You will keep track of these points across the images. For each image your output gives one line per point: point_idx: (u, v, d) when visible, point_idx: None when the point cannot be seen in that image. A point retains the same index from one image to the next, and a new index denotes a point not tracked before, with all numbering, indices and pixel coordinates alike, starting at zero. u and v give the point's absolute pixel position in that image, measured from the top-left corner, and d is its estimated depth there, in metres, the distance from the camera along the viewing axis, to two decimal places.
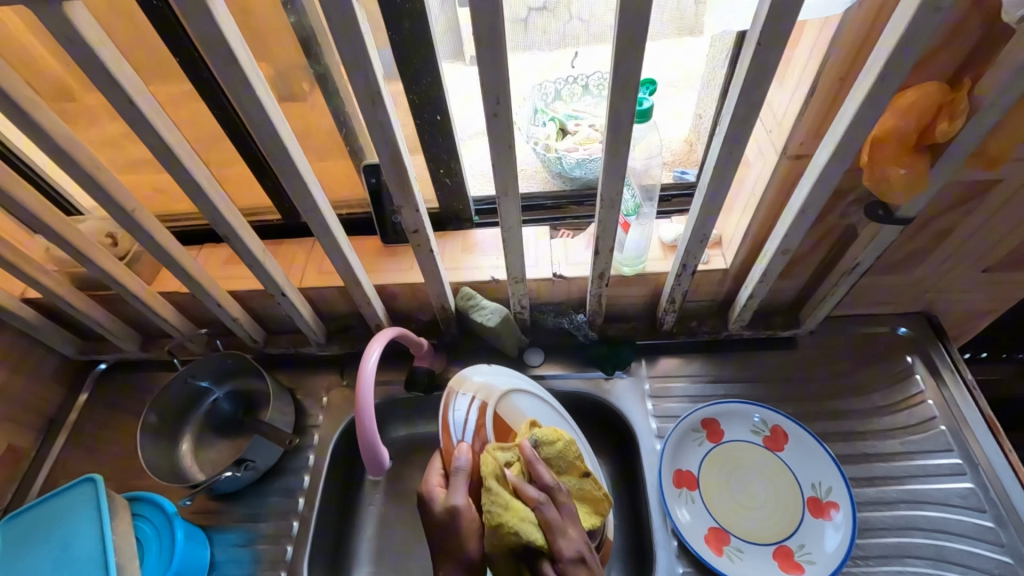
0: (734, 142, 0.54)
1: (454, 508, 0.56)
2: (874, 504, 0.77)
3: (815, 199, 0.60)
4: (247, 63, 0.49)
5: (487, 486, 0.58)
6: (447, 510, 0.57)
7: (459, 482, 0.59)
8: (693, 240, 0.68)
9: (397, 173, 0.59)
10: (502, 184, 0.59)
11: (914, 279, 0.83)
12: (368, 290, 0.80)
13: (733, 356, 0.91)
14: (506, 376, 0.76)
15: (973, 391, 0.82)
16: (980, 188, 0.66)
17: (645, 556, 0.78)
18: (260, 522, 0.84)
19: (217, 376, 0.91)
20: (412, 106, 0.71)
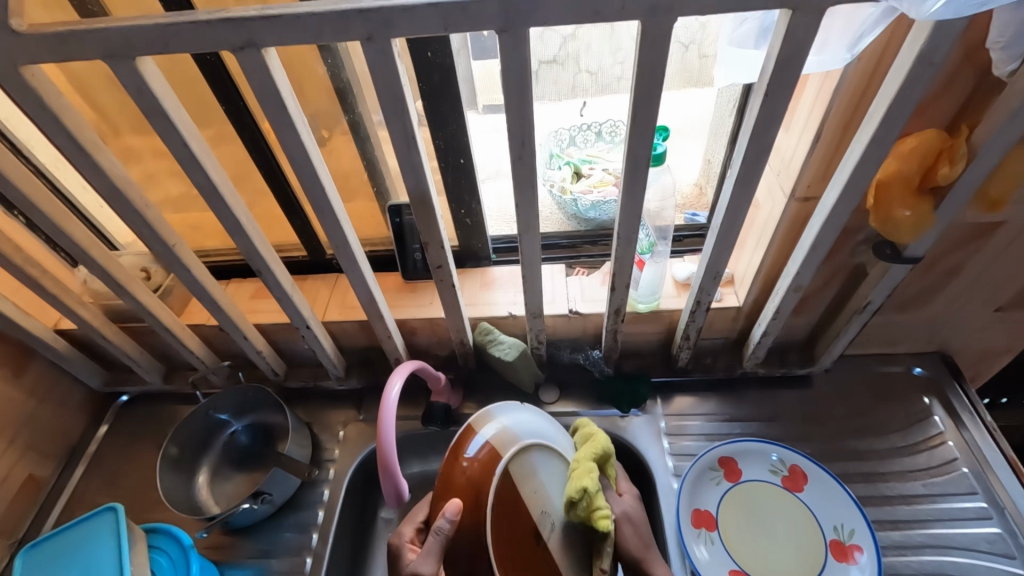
0: (746, 183, 0.57)
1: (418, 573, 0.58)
2: (899, 549, 0.75)
3: (824, 239, 0.63)
4: (295, 109, 0.53)
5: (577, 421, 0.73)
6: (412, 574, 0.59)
7: (431, 547, 0.59)
8: (706, 277, 0.70)
9: (425, 212, 0.63)
10: (525, 221, 0.62)
11: (927, 318, 0.84)
12: (390, 323, 0.82)
13: (748, 394, 0.91)
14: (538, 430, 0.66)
15: (993, 432, 0.81)
16: (985, 229, 0.68)
17: None
18: (273, 557, 0.84)
19: (237, 409, 0.93)
20: (438, 150, 0.75)
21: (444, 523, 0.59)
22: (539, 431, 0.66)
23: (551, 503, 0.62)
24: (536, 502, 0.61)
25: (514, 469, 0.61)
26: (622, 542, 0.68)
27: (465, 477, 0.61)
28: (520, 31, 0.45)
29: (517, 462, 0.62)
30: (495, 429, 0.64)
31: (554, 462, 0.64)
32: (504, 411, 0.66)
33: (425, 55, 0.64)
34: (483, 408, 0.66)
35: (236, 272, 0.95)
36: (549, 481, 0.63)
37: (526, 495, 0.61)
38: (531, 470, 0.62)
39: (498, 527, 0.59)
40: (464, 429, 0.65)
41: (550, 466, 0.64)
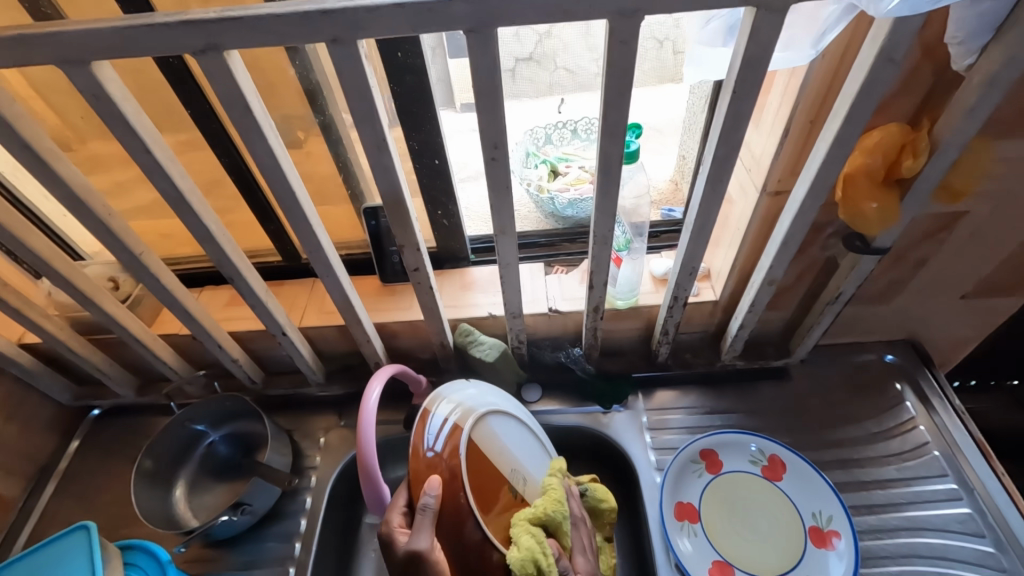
0: (717, 180, 0.58)
1: (417, 551, 0.56)
2: (875, 532, 0.77)
3: (796, 232, 0.64)
4: (261, 113, 0.52)
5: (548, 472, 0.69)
6: (409, 554, 0.57)
7: (421, 524, 0.58)
8: (683, 273, 0.71)
9: (400, 215, 0.62)
10: (501, 222, 0.62)
11: (897, 307, 0.86)
12: (369, 327, 0.81)
13: (727, 387, 0.92)
14: (485, 399, 0.70)
15: (962, 416, 0.84)
16: (950, 219, 0.70)
17: None
18: (256, 569, 0.82)
19: (214, 419, 0.91)
20: (412, 152, 0.75)
21: (428, 498, 0.60)
22: (488, 401, 0.70)
23: (518, 462, 0.68)
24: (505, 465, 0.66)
25: (476, 436, 0.66)
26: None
27: (434, 459, 0.63)
28: (488, 32, 0.45)
29: (477, 431, 0.66)
30: (449, 407, 0.67)
31: (509, 425, 0.70)
32: (452, 391, 0.70)
33: (396, 56, 0.64)
34: (433, 392, 0.69)
35: (209, 280, 0.93)
36: (509, 445, 0.68)
37: (495, 460, 0.66)
38: (492, 436, 0.67)
39: (477, 495, 0.62)
40: (421, 416, 0.67)
41: (506, 430, 0.69)
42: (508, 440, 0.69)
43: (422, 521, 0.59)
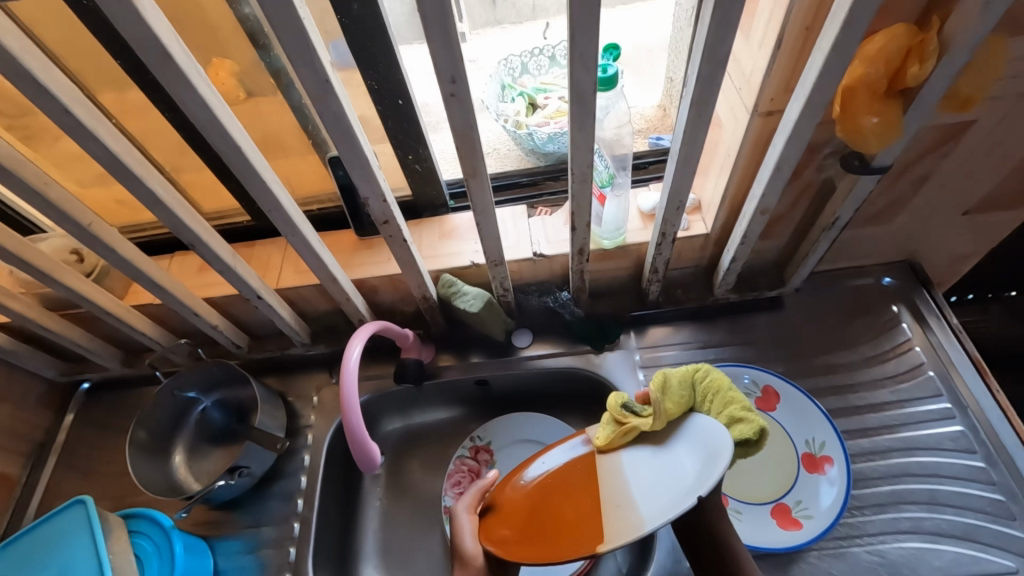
0: (703, 103, 0.52)
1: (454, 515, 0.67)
2: (867, 455, 0.78)
3: (790, 155, 0.59)
4: (181, 55, 0.46)
5: (662, 390, 0.62)
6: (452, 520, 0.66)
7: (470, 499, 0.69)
8: (670, 207, 0.66)
9: (361, 165, 0.57)
10: (471, 166, 0.57)
11: (895, 229, 0.83)
12: (346, 286, 0.78)
13: (721, 320, 0.90)
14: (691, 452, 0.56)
15: (959, 335, 0.82)
16: (955, 131, 0.65)
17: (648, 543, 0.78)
18: (263, 527, 0.84)
19: (204, 386, 0.90)
20: (373, 92, 0.68)
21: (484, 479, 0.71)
22: (684, 482, 0.53)
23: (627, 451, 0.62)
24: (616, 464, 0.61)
25: (627, 497, 0.56)
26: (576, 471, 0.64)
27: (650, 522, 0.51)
28: None
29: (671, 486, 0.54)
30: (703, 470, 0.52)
31: (674, 449, 0.58)
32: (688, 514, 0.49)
33: None
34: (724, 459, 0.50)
35: (176, 247, 0.89)
36: (638, 468, 0.59)
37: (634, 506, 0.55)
38: (637, 484, 0.57)
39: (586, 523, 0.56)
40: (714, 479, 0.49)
41: (669, 458, 0.58)
42: (643, 467, 0.59)
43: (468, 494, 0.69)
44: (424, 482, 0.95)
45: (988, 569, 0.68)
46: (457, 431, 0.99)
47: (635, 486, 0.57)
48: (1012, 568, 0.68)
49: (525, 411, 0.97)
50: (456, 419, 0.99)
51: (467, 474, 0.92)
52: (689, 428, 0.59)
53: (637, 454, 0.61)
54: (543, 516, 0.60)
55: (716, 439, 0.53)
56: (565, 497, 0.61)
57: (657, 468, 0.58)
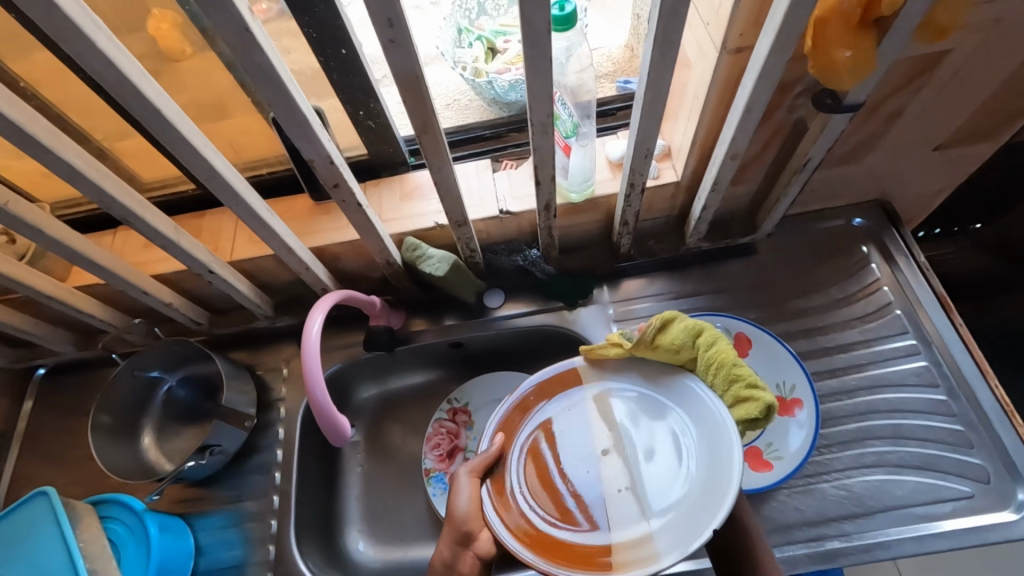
0: (667, 40, 0.48)
1: (454, 480, 0.63)
2: (835, 394, 0.80)
3: (760, 95, 0.56)
4: (69, 3, 0.40)
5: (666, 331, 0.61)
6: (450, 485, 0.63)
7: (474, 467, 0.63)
8: (638, 156, 0.63)
9: (300, 125, 0.52)
10: (422, 121, 0.53)
11: (867, 167, 0.81)
12: (304, 255, 0.74)
13: (694, 269, 0.89)
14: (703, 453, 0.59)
15: (925, 272, 0.83)
16: (929, 62, 0.62)
17: None
18: (242, 502, 0.83)
19: (167, 365, 0.86)
20: (312, 41, 0.62)
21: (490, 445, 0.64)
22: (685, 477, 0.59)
23: (622, 400, 0.65)
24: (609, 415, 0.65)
25: (624, 465, 0.62)
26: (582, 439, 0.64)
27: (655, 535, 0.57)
28: None
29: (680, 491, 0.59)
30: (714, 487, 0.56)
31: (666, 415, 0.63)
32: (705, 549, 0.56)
33: None
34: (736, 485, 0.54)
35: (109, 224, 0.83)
36: (632, 426, 0.64)
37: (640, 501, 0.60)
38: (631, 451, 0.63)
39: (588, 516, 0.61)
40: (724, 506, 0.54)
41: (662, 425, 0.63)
42: (639, 429, 0.63)
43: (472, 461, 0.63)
44: (404, 446, 0.95)
45: (946, 495, 0.71)
46: (434, 394, 0.98)
47: (639, 474, 0.62)
48: (969, 493, 0.71)
49: (502, 371, 0.97)
50: (433, 383, 0.98)
51: (446, 436, 0.92)
52: (698, 411, 0.61)
53: (637, 413, 0.64)
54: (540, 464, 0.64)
55: (726, 444, 0.57)
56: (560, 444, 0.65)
57: (651, 437, 0.63)
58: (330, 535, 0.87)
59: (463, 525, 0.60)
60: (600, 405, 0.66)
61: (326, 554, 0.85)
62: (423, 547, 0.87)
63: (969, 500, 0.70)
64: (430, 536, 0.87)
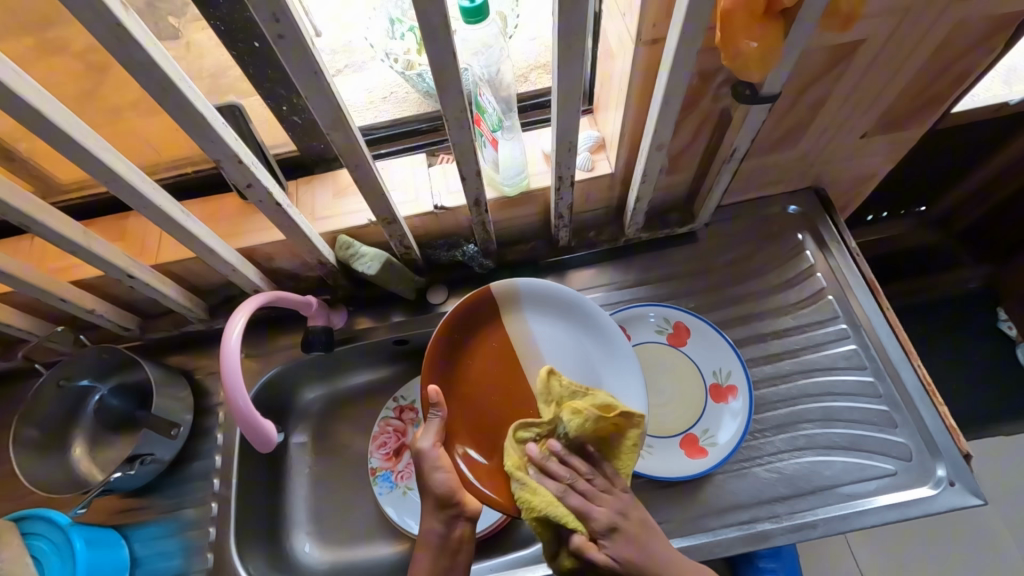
0: (571, 32, 0.47)
1: (420, 449, 0.65)
2: (770, 379, 0.81)
3: (675, 85, 0.56)
4: None
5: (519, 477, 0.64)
6: (415, 450, 0.65)
7: (432, 427, 0.66)
8: (561, 148, 0.62)
9: (198, 124, 0.50)
10: (331, 116, 0.51)
11: (799, 154, 0.82)
12: (230, 257, 0.72)
13: (636, 259, 0.90)
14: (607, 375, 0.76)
15: (856, 257, 0.85)
16: (847, 51, 0.63)
17: None
18: (181, 510, 0.82)
19: (97, 373, 0.83)
20: (221, 34, 0.59)
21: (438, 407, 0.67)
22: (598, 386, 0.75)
23: (534, 324, 0.78)
24: (523, 342, 0.77)
25: None
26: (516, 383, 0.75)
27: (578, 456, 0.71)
28: None
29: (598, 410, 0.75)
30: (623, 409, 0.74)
31: (570, 332, 0.78)
32: (660, 487, 0.74)
33: None
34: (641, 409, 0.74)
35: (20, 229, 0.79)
36: (546, 345, 0.77)
37: None
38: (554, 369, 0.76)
39: None
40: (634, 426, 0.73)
41: (567, 342, 0.78)
42: (553, 349, 0.77)
43: (431, 424, 0.66)
44: (353, 445, 0.94)
45: (870, 474, 0.74)
46: (382, 392, 0.97)
47: None
48: (892, 470, 0.74)
49: None
50: (380, 381, 0.97)
51: (393, 434, 0.91)
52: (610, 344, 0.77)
53: (561, 349, 0.77)
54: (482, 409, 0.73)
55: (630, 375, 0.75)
56: (494, 384, 0.74)
57: (562, 355, 0.77)
58: (276, 538, 0.86)
59: (451, 500, 0.63)
60: (515, 333, 0.77)
61: (272, 559, 0.84)
62: (372, 546, 0.86)
63: (891, 478, 0.73)
64: (379, 534, 0.87)
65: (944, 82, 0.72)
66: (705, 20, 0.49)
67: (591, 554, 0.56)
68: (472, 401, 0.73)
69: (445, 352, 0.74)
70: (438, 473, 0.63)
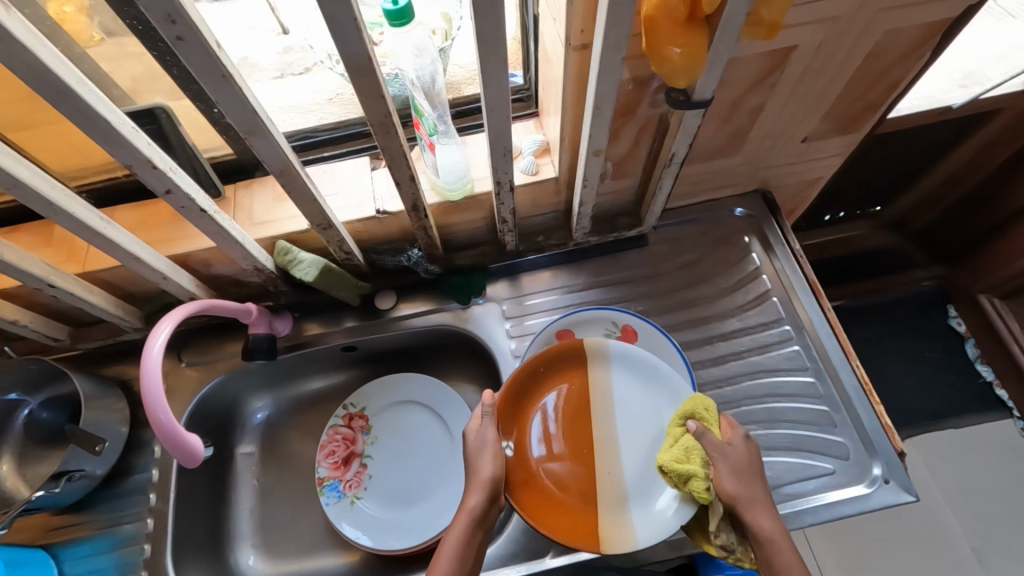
0: (489, 38, 0.46)
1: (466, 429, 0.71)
2: (716, 381, 0.82)
3: (605, 91, 0.55)
4: None
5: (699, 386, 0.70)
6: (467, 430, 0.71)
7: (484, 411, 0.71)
8: (497, 154, 0.61)
9: (104, 131, 0.48)
10: (248, 120, 0.50)
11: (745, 158, 0.83)
12: (159, 264, 0.69)
13: (587, 263, 0.90)
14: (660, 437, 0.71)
15: (800, 260, 0.86)
16: (779, 58, 0.63)
17: (533, 538, 0.75)
18: (111, 527, 0.78)
19: (26, 385, 0.79)
20: (140, 34, 0.57)
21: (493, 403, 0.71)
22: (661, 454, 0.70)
23: (621, 385, 0.74)
24: (606, 399, 0.73)
25: (616, 450, 0.71)
26: (580, 430, 0.72)
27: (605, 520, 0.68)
28: None
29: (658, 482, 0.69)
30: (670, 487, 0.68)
31: (657, 399, 0.72)
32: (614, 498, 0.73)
33: None
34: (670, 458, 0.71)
35: None
36: (630, 406, 0.72)
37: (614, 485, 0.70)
38: (623, 429, 0.72)
39: (564, 496, 0.70)
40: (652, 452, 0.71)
41: (652, 409, 0.72)
42: (629, 409, 0.72)
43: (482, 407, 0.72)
44: (301, 455, 0.92)
45: (812, 474, 0.75)
46: (332, 400, 0.95)
47: (628, 462, 0.70)
48: (831, 470, 0.75)
49: (402, 372, 0.94)
50: (330, 388, 0.95)
51: (342, 443, 0.89)
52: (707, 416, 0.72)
53: (648, 412, 0.72)
54: (544, 454, 0.72)
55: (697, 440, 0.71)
56: (559, 422, 0.73)
57: (641, 420, 0.72)
58: (217, 552, 0.83)
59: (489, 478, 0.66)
60: (598, 387, 0.74)
61: (213, 575, 0.81)
62: (319, 558, 0.85)
63: (831, 477, 0.74)
64: (327, 546, 0.85)
65: (876, 90, 0.73)
66: (627, 27, 0.48)
67: (712, 444, 0.63)
68: (533, 426, 0.73)
69: (525, 383, 0.73)
70: (484, 457, 0.67)
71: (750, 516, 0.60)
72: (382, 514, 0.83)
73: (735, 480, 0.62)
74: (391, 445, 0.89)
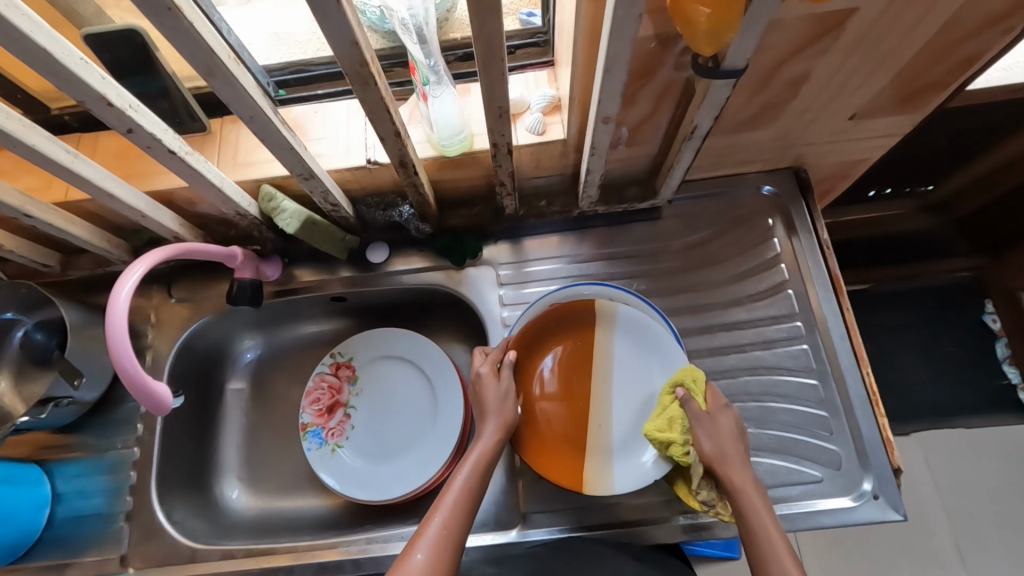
0: None
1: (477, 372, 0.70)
2: (712, 372, 0.78)
3: (617, 53, 0.48)
4: None
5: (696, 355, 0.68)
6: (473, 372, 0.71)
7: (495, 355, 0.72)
8: (491, 114, 0.55)
9: (48, 64, 0.43)
10: (206, 60, 0.44)
11: (780, 133, 0.74)
12: (137, 202, 0.66)
13: (591, 232, 0.84)
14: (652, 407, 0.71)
15: (825, 250, 0.79)
16: (835, 21, 0.53)
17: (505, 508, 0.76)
18: (102, 451, 0.81)
19: (22, 305, 0.77)
20: None
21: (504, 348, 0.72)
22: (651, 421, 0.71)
23: (622, 350, 0.74)
24: (608, 365, 0.74)
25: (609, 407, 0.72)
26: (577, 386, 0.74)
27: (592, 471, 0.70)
28: None
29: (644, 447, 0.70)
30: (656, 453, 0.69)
31: (655, 371, 0.72)
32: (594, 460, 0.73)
33: None
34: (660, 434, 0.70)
35: None
36: (630, 371, 0.73)
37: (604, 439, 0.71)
38: (619, 391, 0.73)
39: (558, 443, 0.72)
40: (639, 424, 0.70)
41: (652, 381, 0.72)
42: (627, 373, 0.73)
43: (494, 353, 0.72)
44: (288, 397, 0.93)
45: (797, 479, 0.72)
46: (321, 346, 0.94)
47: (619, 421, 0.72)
48: (818, 477, 0.72)
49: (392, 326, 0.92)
50: (320, 335, 0.94)
51: (327, 391, 0.89)
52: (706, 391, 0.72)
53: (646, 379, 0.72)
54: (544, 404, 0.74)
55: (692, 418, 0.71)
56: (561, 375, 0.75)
57: (634, 387, 0.73)
58: (202, 483, 0.86)
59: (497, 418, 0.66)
60: (601, 348, 0.74)
61: (197, 503, 0.84)
62: (299, 498, 0.87)
63: (817, 484, 0.71)
64: (308, 488, 0.87)
65: (946, 66, 0.63)
66: None
67: (694, 413, 0.63)
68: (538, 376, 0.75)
69: (532, 338, 0.75)
70: (503, 402, 0.68)
71: (724, 474, 0.60)
72: (360, 465, 0.84)
73: (716, 443, 0.62)
74: (377, 397, 0.88)
